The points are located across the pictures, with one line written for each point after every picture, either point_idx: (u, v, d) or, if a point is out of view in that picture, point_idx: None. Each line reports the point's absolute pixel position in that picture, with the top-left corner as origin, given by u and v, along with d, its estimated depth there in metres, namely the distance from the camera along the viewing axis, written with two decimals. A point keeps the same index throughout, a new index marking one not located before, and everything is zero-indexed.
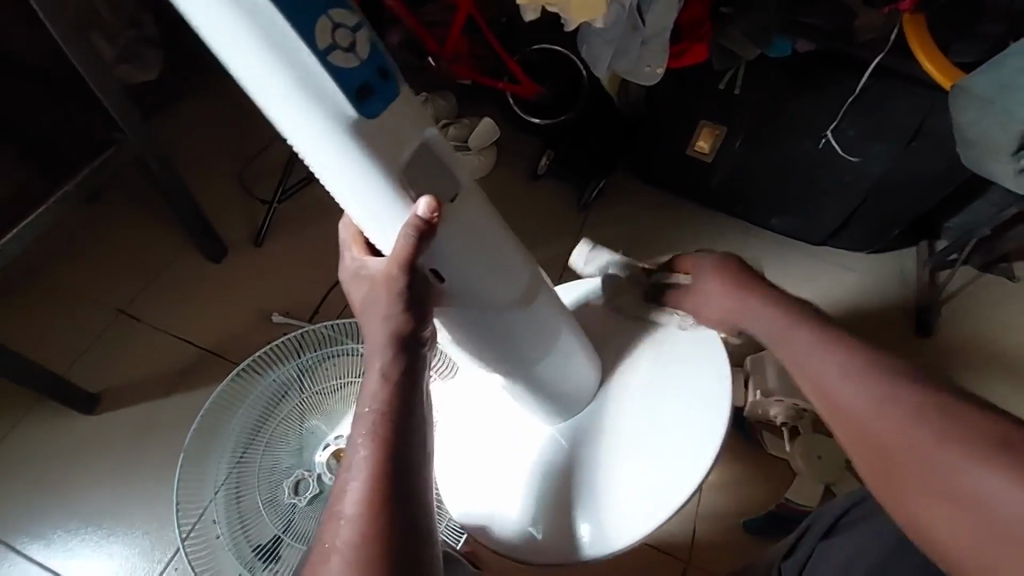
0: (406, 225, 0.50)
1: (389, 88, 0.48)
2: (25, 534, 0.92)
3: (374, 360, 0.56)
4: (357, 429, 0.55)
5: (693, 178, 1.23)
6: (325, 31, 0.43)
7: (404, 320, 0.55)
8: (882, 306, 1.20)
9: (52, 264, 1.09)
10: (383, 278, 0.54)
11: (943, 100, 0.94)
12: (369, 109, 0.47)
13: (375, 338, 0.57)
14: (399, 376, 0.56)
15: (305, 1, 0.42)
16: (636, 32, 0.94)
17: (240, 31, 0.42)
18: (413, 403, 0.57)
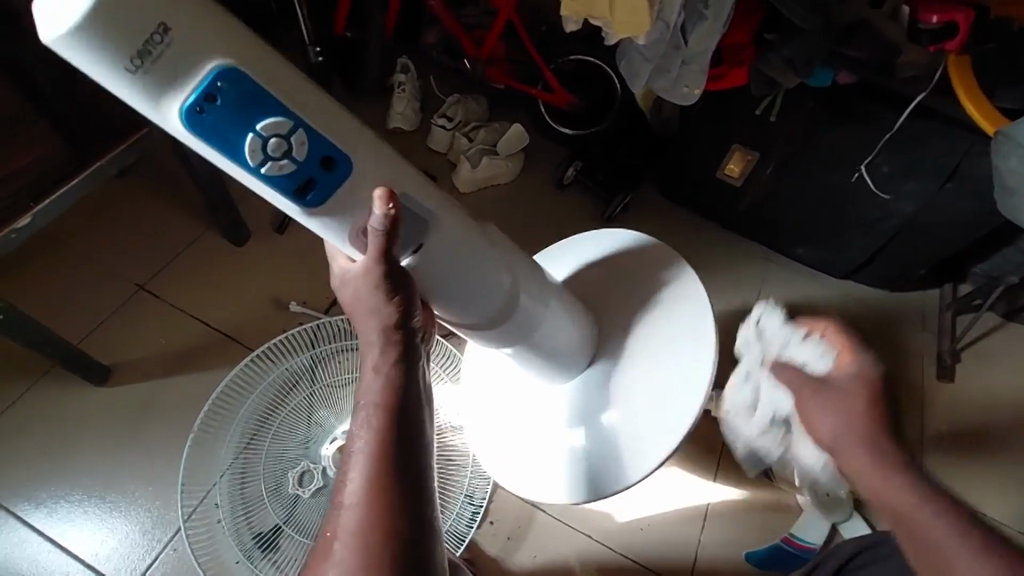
0: (371, 221, 0.49)
1: (331, 178, 0.47)
2: (27, 501, 0.93)
3: (368, 355, 0.52)
4: (355, 423, 0.51)
5: (721, 202, 1.22)
6: (255, 151, 0.42)
7: (392, 309, 0.51)
8: (901, 345, 1.18)
9: (78, 234, 1.10)
10: (363, 272, 0.51)
11: (981, 143, 0.92)
12: (312, 199, 0.47)
13: (367, 332, 0.52)
14: (391, 369, 0.51)
15: (220, 131, 0.41)
16: (677, 52, 0.93)
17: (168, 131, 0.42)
18: (412, 396, 0.51)
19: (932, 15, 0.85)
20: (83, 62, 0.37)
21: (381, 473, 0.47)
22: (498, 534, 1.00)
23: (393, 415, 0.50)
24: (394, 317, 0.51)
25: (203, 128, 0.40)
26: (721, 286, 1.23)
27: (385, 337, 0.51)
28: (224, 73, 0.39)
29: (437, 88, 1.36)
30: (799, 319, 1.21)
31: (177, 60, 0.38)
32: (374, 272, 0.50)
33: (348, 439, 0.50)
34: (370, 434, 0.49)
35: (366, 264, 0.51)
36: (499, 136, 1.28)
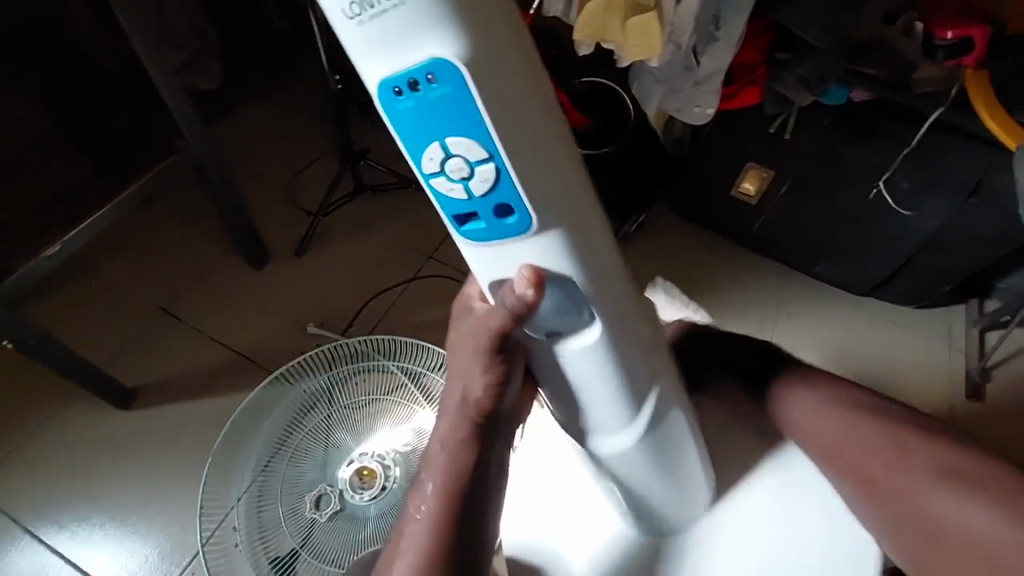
0: (503, 293, 0.44)
1: (502, 221, 0.39)
2: (51, 523, 0.94)
3: (439, 425, 0.53)
4: (417, 488, 0.53)
5: (737, 222, 1.21)
6: (432, 159, 0.36)
7: (481, 385, 0.49)
8: (928, 365, 1.15)
9: (105, 259, 1.14)
10: (475, 335, 0.48)
11: (1003, 157, 0.91)
12: (468, 228, 0.40)
13: (448, 403, 0.52)
14: (461, 446, 0.51)
15: (412, 128, 0.35)
16: (690, 73, 0.94)
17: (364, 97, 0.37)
18: (476, 478, 0.51)
19: (947, 31, 0.86)
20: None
21: (435, 552, 0.49)
22: None
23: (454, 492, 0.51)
24: (482, 392, 0.49)
25: (394, 115, 0.35)
26: (739, 305, 1.21)
27: (468, 409, 0.50)
28: (438, 66, 0.32)
29: None
30: (821, 339, 1.18)
31: (402, 23, 0.31)
32: (484, 347, 0.47)
33: (410, 505, 0.52)
34: (431, 503, 0.51)
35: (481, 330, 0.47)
36: None
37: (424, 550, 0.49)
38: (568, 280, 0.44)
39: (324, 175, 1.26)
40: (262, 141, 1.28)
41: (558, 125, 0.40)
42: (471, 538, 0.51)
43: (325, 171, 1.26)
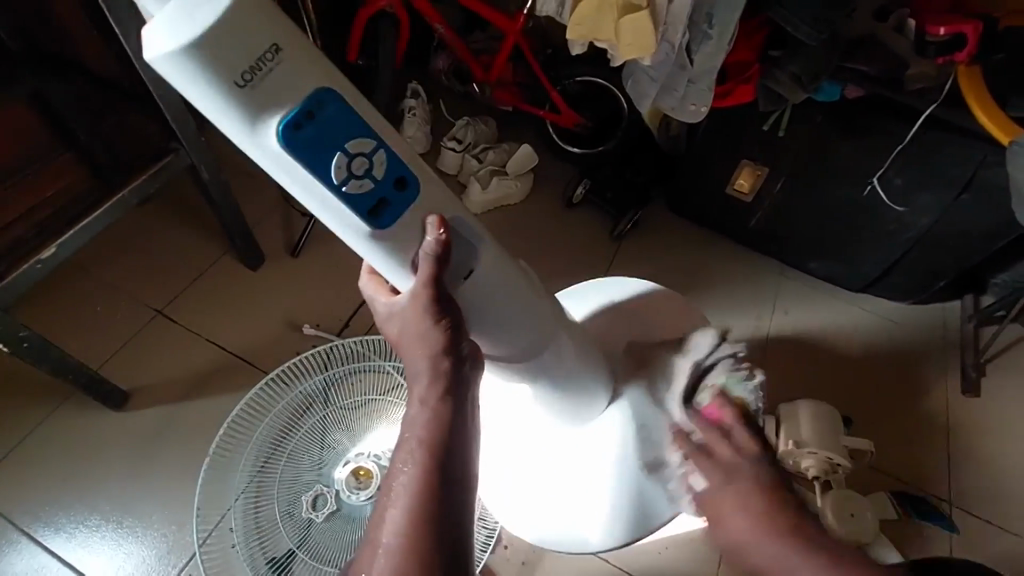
0: (425, 248, 0.52)
1: (405, 196, 0.51)
2: (47, 525, 0.94)
3: (414, 386, 0.51)
4: (398, 453, 0.50)
5: (732, 217, 1.21)
6: (341, 167, 0.46)
7: (439, 336, 0.51)
8: (922, 359, 1.15)
9: (99, 261, 1.13)
10: (412, 309, 0.52)
11: (996, 152, 0.91)
12: (385, 219, 0.51)
13: (415, 362, 0.52)
14: (438, 401, 0.50)
15: (315, 146, 0.45)
16: (683, 71, 0.94)
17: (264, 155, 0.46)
18: (456, 431, 0.50)
19: (939, 27, 0.88)
20: (193, 78, 0.41)
21: (421, 514, 0.46)
22: (512, 559, 0.98)
23: (432, 451, 0.49)
24: (437, 344, 0.51)
25: (299, 144, 0.44)
26: (735, 303, 1.22)
27: (430, 362, 0.51)
28: (323, 98, 0.44)
29: (446, 112, 1.38)
30: (817, 337, 1.18)
31: (286, 76, 0.43)
32: (425, 304, 0.51)
33: (391, 469, 0.50)
34: (414, 464, 0.48)
35: (413, 292, 0.52)
36: (508, 157, 1.29)
37: (411, 514, 0.46)
38: (458, 221, 0.57)
39: None
40: None
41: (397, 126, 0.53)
42: (456, 499, 0.49)
43: None
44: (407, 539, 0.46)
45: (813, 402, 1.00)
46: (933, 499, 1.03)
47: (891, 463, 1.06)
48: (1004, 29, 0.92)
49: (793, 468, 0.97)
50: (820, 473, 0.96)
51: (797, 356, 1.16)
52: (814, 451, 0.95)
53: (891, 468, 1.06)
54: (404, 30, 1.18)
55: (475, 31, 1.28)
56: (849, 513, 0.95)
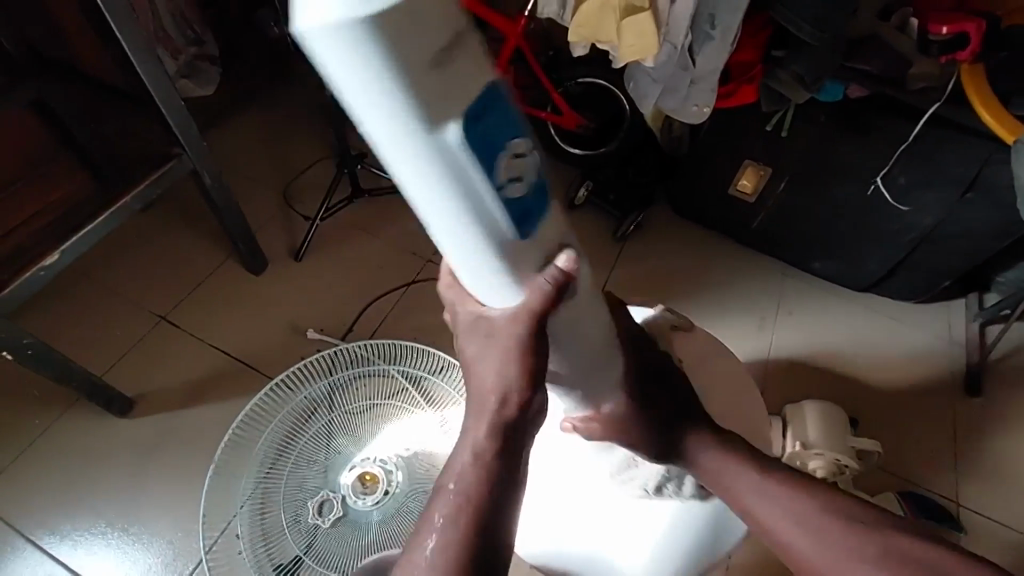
0: (543, 273, 0.38)
1: (542, 200, 0.36)
2: (53, 533, 0.93)
3: (465, 434, 0.44)
4: (435, 503, 0.44)
5: (735, 218, 1.21)
6: (505, 164, 0.31)
7: (514, 391, 0.42)
8: (927, 358, 1.15)
9: (102, 267, 1.13)
10: (496, 338, 0.40)
11: (1001, 151, 0.91)
12: (529, 228, 0.35)
13: (473, 405, 0.44)
14: (491, 458, 0.43)
15: (486, 128, 0.29)
16: (685, 72, 0.94)
17: (412, 161, 0.29)
18: (505, 496, 0.44)
19: (942, 26, 0.88)
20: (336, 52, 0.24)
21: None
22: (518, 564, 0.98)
23: (481, 501, 0.43)
24: (515, 386, 0.42)
25: (477, 136, 0.28)
26: (740, 303, 1.21)
27: (502, 403, 0.42)
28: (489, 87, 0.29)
29: None
30: (822, 337, 1.18)
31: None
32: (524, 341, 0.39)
33: (426, 517, 0.45)
34: (450, 522, 0.43)
35: (509, 326, 0.39)
36: None
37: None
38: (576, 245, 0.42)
39: (322, 180, 1.26)
40: (258, 147, 1.28)
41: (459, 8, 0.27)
42: (492, 573, 0.43)
43: (322, 175, 1.26)
44: None
45: (820, 402, 1.00)
46: (939, 499, 1.03)
47: (896, 463, 1.06)
48: (1006, 28, 0.92)
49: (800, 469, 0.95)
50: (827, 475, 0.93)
51: (804, 357, 1.16)
52: (821, 453, 0.94)
53: (897, 468, 1.05)
54: None
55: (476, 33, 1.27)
56: None
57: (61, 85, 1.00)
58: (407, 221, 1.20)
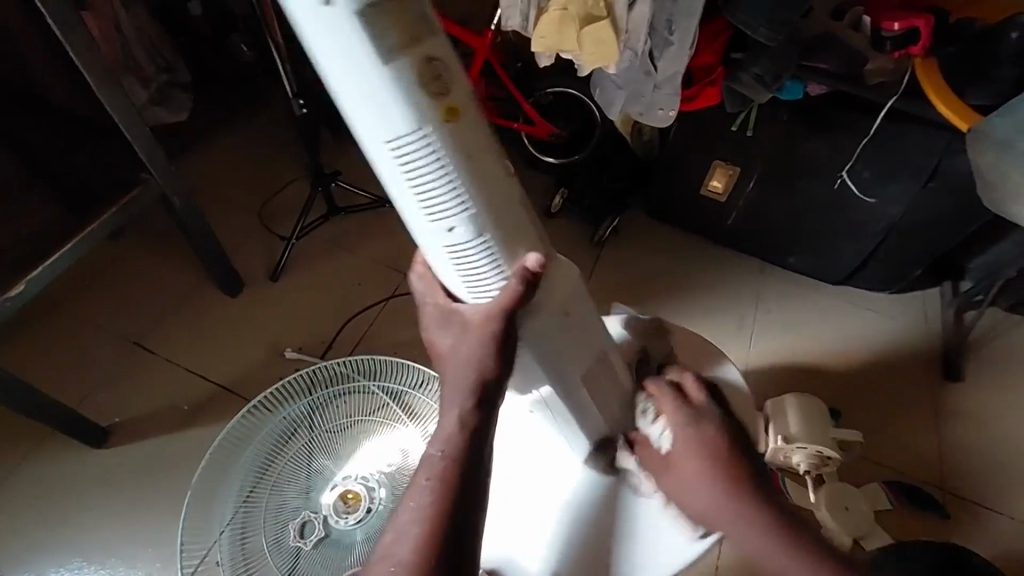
0: (517, 274, 0.61)
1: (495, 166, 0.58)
2: (27, 571, 0.90)
3: (452, 405, 0.59)
4: (421, 466, 0.57)
5: (709, 219, 1.23)
6: (457, 107, 0.53)
7: (493, 363, 0.60)
8: (905, 345, 1.17)
9: (74, 296, 1.12)
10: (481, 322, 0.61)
11: (957, 140, 0.93)
12: (493, 181, 0.58)
13: (460, 376, 0.60)
14: (474, 424, 0.58)
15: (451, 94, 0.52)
16: (648, 77, 0.96)
17: (387, 89, 0.49)
18: (481, 453, 0.58)
19: (893, 22, 0.91)
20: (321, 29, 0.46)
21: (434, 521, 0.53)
22: None
23: (458, 461, 0.56)
24: (495, 373, 0.60)
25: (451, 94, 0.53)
26: (720, 300, 1.22)
27: (479, 379, 0.59)
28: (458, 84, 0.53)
29: None
30: (798, 330, 1.19)
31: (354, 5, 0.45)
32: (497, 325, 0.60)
33: (414, 480, 0.56)
34: (435, 479, 0.56)
35: (489, 312, 0.61)
36: None
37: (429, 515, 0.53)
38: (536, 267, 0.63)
39: (297, 200, 1.26)
40: (231, 170, 1.29)
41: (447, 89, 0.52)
42: (464, 520, 0.54)
43: (297, 195, 1.26)
44: (424, 548, 0.52)
45: (798, 394, 1.01)
46: (927, 487, 1.03)
47: (881, 454, 1.06)
48: (954, 22, 0.94)
49: (785, 463, 0.97)
50: (810, 467, 0.96)
51: (787, 353, 1.16)
52: (803, 446, 0.95)
53: (878, 456, 1.06)
54: None
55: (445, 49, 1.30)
56: (842, 506, 0.95)
57: (25, 116, 0.99)
58: (386, 236, 1.21)
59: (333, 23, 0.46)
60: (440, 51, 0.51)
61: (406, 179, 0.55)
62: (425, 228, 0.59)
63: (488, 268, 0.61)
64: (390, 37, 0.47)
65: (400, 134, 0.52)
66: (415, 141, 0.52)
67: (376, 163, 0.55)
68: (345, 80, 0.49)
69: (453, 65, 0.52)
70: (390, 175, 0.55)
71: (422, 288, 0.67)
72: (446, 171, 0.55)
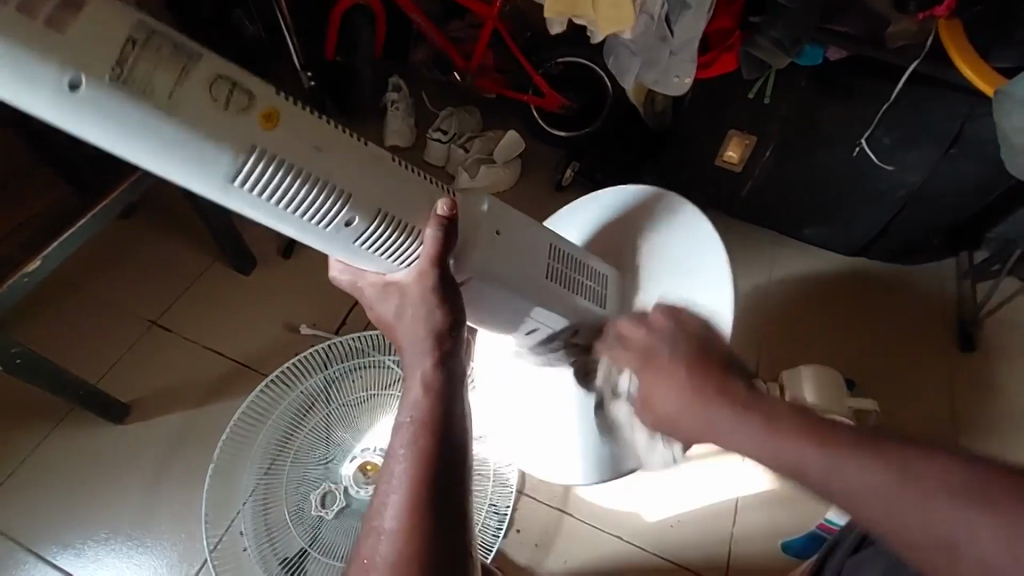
0: (430, 223, 0.58)
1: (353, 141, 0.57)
2: (56, 543, 0.93)
3: (414, 369, 0.57)
4: (394, 438, 0.54)
5: (723, 190, 1.21)
6: (249, 105, 0.49)
7: (440, 315, 0.58)
8: (920, 315, 1.16)
9: (88, 275, 1.12)
10: (417, 279, 0.59)
11: (981, 105, 0.91)
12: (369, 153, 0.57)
13: (414, 340, 0.58)
14: (439, 385, 0.56)
15: (232, 98, 0.48)
16: (663, 43, 0.93)
17: (187, 135, 0.46)
18: (453, 409, 0.56)
19: None
20: (72, 108, 0.43)
21: (415, 487, 0.50)
22: (526, 542, 0.96)
23: (429, 422, 0.54)
24: (447, 325, 0.58)
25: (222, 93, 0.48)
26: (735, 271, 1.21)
27: (435, 342, 0.57)
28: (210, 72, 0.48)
29: (429, 102, 1.37)
30: (813, 302, 1.18)
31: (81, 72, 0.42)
32: (431, 283, 0.58)
33: (388, 455, 0.53)
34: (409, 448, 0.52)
35: (421, 268, 0.59)
36: (495, 145, 1.28)
37: (412, 479, 0.51)
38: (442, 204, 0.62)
39: None
40: None
41: (235, 95, 0.48)
42: (447, 482, 0.51)
43: None
44: (411, 511, 0.49)
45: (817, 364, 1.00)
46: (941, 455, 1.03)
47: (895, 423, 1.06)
48: None
49: None
50: None
51: (799, 324, 1.16)
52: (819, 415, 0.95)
53: (892, 425, 1.06)
54: (380, 21, 1.16)
55: (452, 19, 1.27)
56: None
57: None
58: None
59: (88, 110, 0.43)
60: (213, 63, 0.48)
61: (284, 207, 0.54)
62: (329, 237, 0.59)
63: (398, 246, 0.61)
64: (155, 87, 0.44)
65: (258, 165, 0.50)
66: (263, 167, 0.50)
67: (242, 206, 0.54)
68: (151, 151, 0.47)
69: (234, 69, 0.49)
70: (261, 210, 0.54)
71: (351, 279, 0.66)
72: (318, 181, 0.53)
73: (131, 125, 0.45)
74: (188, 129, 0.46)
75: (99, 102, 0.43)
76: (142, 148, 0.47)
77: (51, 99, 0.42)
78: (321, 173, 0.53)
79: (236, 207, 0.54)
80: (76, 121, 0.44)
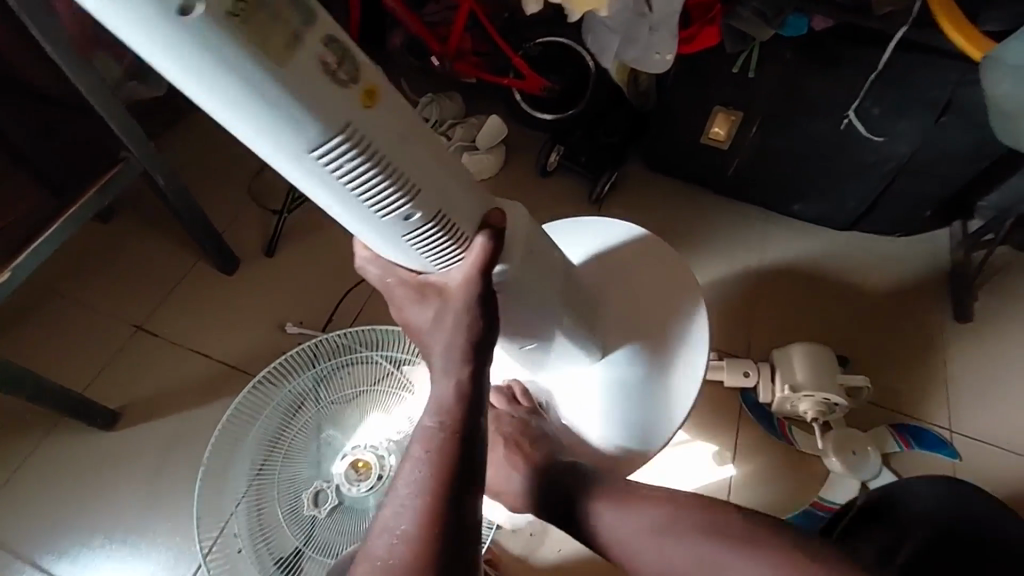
0: (479, 236, 0.56)
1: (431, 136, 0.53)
2: (51, 551, 0.93)
3: (443, 375, 0.53)
4: (415, 441, 0.51)
5: (711, 168, 1.19)
6: (351, 84, 0.43)
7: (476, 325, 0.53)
8: (914, 287, 1.15)
9: (68, 281, 1.11)
10: (462, 282, 0.54)
11: (972, 70, 0.88)
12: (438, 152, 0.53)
13: (445, 346, 0.54)
14: (470, 395, 0.52)
15: (342, 74, 0.42)
16: (642, 18, 0.91)
17: (287, 101, 0.40)
18: (481, 422, 0.53)
19: None
20: (166, 39, 0.35)
21: (434, 497, 0.49)
22: (521, 532, 0.97)
23: (456, 433, 0.51)
24: (485, 335, 0.54)
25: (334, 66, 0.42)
26: (723, 250, 1.20)
27: (469, 354, 0.53)
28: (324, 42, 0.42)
29: (409, 91, 1.34)
30: (804, 278, 1.17)
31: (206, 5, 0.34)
32: (474, 289, 0.54)
33: (408, 455, 0.51)
34: (432, 453, 0.50)
35: (465, 273, 0.54)
36: (478, 131, 1.25)
37: (429, 487, 0.49)
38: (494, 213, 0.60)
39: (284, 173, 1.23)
40: (215, 145, 1.25)
41: (342, 71, 0.42)
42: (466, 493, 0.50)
43: None
44: (426, 518, 0.48)
45: (807, 342, 1.01)
46: (934, 428, 1.03)
47: (889, 398, 1.05)
48: None
49: (791, 411, 0.99)
50: (817, 415, 0.97)
51: (789, 301, 1.15)
52: (808, 394, 0.96)
53: (885, 400, 1.05)
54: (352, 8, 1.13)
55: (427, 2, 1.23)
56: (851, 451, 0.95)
57: None
58: None
59: (183, 54, 0.36)
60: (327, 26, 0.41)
61: (348, 187, 0.48)
62: (384, 227, 0.53)
63: (447, 249, 0.57)
64: (270, 41, 0.37)
65: (336, 145, 0.44)
66: (340, 150, 0.44)
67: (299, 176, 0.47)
68: (234, 98, 0.39)
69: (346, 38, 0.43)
70: (323, 184, 0.48)
71: (379, 272, 0.61)
72: (392, 172, 0.48)
73: (231, 75, 0.37)
74: (289, 95, 0.40)
75: (211, 41, 0.36)
76: (221, 93, 0.39)
77: (150, 19, 0.34)
78: (398, 164, 0.48)
79: (296, 176, 0.47)
80: (161, 46, 0.36)
